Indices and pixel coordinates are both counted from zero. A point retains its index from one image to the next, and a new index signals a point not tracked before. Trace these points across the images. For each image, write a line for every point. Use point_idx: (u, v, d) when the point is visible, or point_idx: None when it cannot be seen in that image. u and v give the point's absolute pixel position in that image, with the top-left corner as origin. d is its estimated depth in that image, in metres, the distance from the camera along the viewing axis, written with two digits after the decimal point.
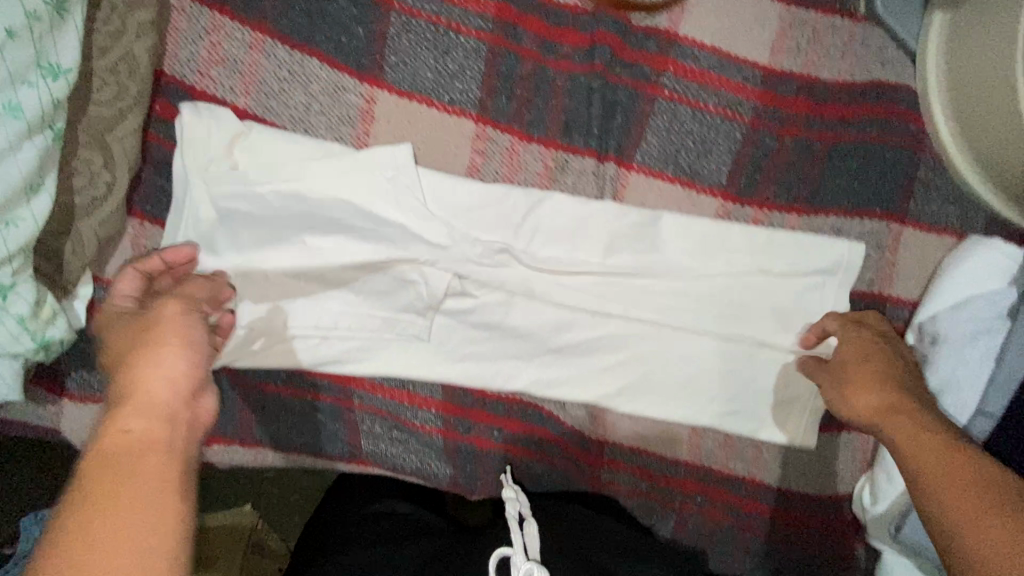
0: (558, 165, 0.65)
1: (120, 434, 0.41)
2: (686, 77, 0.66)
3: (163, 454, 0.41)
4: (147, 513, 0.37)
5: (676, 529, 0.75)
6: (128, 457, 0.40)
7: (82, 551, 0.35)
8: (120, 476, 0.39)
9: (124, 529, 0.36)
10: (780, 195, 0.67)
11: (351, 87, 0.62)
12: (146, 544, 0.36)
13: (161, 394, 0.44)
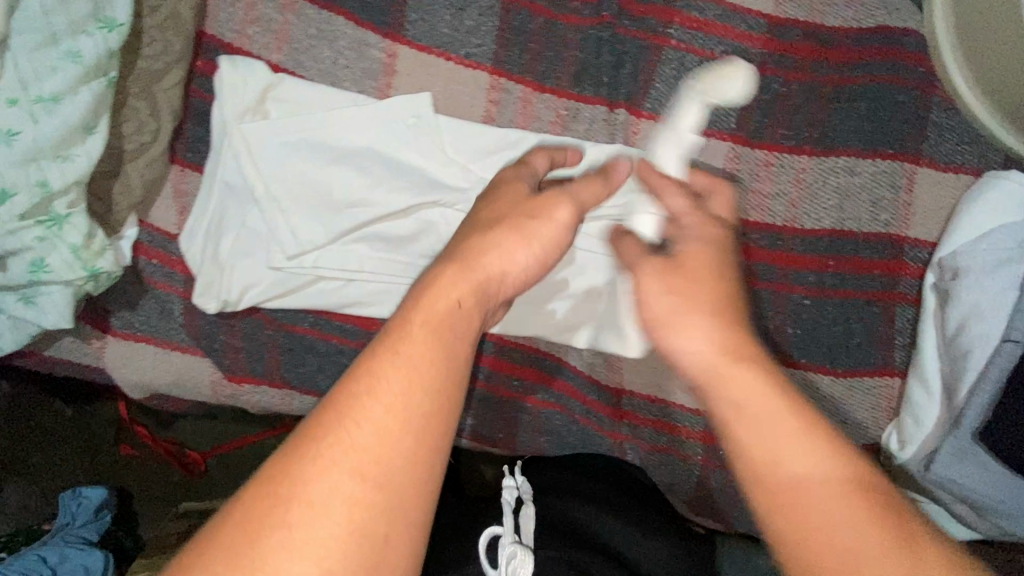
0: (570, 113, 0.68)
1: (445, 301, 0.43)
2: (691, 28, 0.68)
3: (468, 339, 0.43)
4: (448, 378, 0.40)
5: (701, 484, 0.74)
6: (448, 327, 0.42)
7: (379, 409, 0.38)
8: (440, 340, 0.41)
9: (429, 386, 0.39)
10: (790, 138, 0.68)
11: (375, 43, 0.66)
12: (444, 405, 0.39)
13: (491, 276, 0.46)
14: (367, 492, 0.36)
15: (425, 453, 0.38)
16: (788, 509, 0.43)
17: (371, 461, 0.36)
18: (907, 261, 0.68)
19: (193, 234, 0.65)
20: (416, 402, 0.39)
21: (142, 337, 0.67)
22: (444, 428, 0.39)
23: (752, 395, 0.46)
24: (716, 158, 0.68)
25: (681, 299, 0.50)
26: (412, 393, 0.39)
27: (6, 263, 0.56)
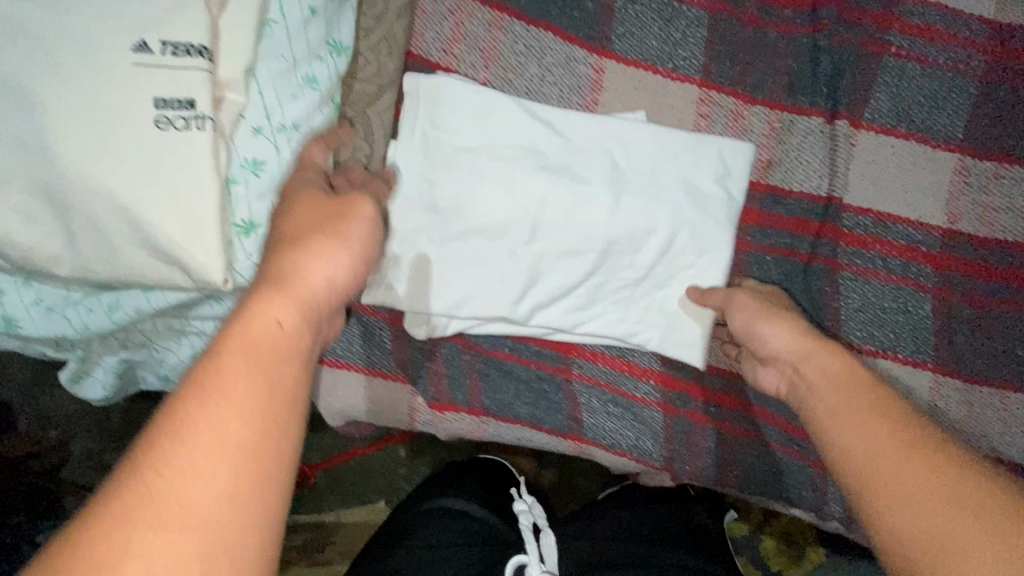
0: (784, 126, 0.65)
1: (265, 319, 0.38)
2: (913, 34, 0.64)
3: (293, 358, 0.38)
4: (276, 398, 0.36)
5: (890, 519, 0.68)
6: (268, 349, 0.37)
7: (186, 443, 0.32)
8: (256, 363, 0.36)
9: (255, 415, 0.34)
10: (1021, 148, 0.64)
11: (584, 60, 0.65)
12: (274, 422, 0.35)
13: (314, 287, 0.42)
14: (178, 536, 0.31)
15: (254, 488, 0.33)
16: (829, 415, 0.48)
17: (185, 517, 0.31)
18: None
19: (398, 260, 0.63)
20: (233, 436, 0.33)
21: (348, 363, 0.67)
22: (273, 452, 0.34)
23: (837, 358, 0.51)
24: (941, 170, 0.65)
25: (769, 303, 0.58)
26: (223, 427, 0.33)
27: (243, 295, 0.56)
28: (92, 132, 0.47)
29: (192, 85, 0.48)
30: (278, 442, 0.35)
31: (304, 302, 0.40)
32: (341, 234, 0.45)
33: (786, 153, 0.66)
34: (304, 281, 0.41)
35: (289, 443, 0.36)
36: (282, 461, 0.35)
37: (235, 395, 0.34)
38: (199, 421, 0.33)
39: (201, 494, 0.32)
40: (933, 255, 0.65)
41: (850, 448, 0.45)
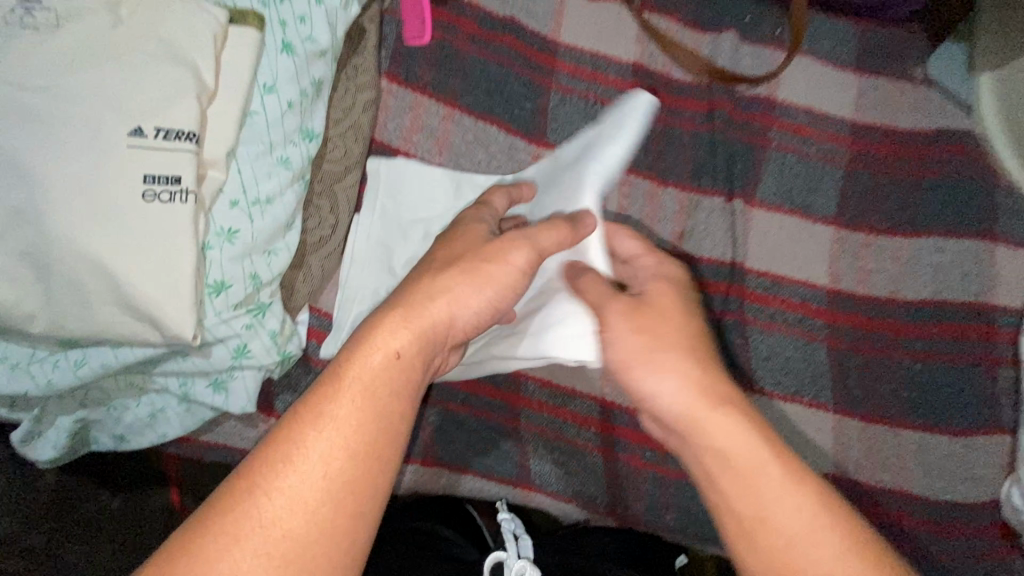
0: (693, 203, 0.77)
1: (384, 359, 0.46)
2: (789, 132, 0.80)
3: (402, 399, 0.45)
4: (381, 429, 0.44)
5: None
6: (382, 381, 0.45)
7: (302, 469, 0.41)
8: (374, 402, 0.44)
9: (361, 442, 0.43)
10: (884, 221, 0.78)
11: (523, 147, 0.76)
12: (375, 461, 0.43)
13: (433, 321, 0.48)
14: (280, 554, 0.39)
15: (351, 507, 0.41)
16: (776, 550, 0.45)
17: (293, 518, 0.40)
18: (1001, 327, 0.76)
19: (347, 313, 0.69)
20: (340, 456, 0.42)
21: None
22: (370, 489, 0.42)
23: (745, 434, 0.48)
24: (822, 240, 0.77)
25: (648, 339, 0.52)
26: (336, 449, 0.42)
27: (208, 350, 0.60)
28: (84, 204, 0.53)
29: (180, 164, 0.55)
30: (375, 479, 0.43)
31: (424, 341, 0.48)
32: (476, 269, 0.51)
33: (697, 226, 0.77)
34: (429, 317, 0.48)
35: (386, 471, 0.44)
36: (376, 488, 0.43)
37: (349, 431, 0.43)
38: (315, 453, 0.42)
39: (305, 517, 0.40)
40: (824, 310, 0.76)
41: None
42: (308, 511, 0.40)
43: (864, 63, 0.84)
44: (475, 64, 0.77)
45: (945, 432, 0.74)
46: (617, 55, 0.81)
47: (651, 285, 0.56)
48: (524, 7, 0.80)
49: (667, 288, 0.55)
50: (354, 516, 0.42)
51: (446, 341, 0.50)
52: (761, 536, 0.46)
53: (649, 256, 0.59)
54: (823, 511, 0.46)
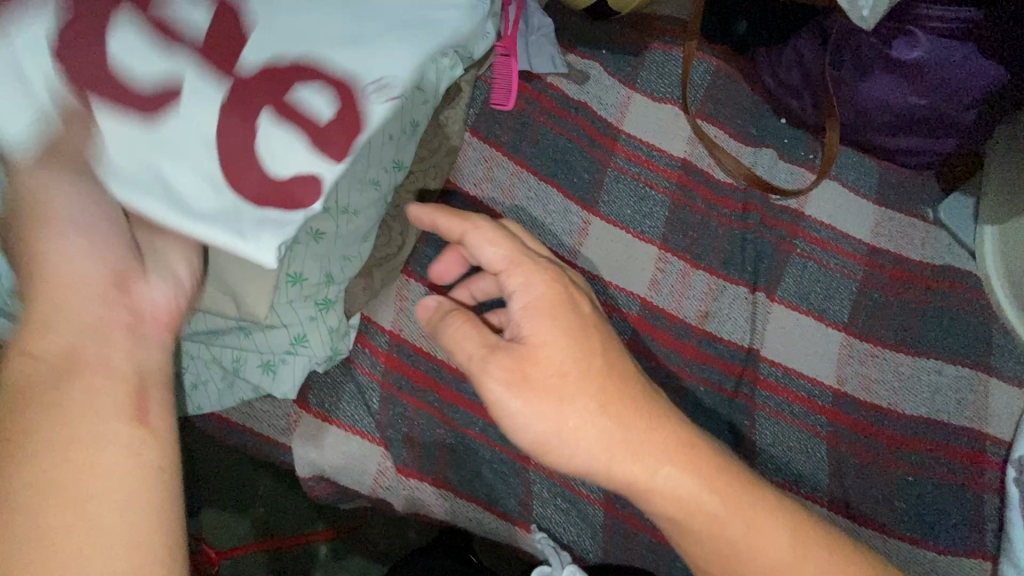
0: (719, 288, 0.85)
1: (44, 351, 0.42)
2: (812, 242, 0.89)
3: (99, 362, 0.43)
4: (84, 417, 0.40)
5: None
6: (50, 382, 0.41)
7: (2, 494, 0.37)
8: (51, 387, 0.41)
9: (61, 444, 0.39)
10: (890, 337, 0.85)
11: (576, 212, 0.85)
12: (93, 422, 0.40)
13: (56, 278, 0.44)
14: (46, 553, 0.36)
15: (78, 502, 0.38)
16: (726, 559, 0.57)
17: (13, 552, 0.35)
18: (989, 455, 0.81)
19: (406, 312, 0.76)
20: (60, 461, 0.38)
21: (330, 419, 0.73)
22: (111, 447, 0.40)
23: (684, 479, 0.56)
24: (832, 342, 0.84)
25: (556, 398, 0.54)
26: (28, 452, 0.38)
27: (271, 332, 0.66)
28: None
29: None
30: (103, 435, 0.40)
31: (108, 308, 0.46)
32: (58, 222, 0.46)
33: (719, 309, 0.84)
34: (63, 285, 0.44)
35: (113, 444, 0.40)
36: (123, 430, 0.41)
37: (26, 428, 0.39)
38: (12, 473, 0.37)
39: (47, 521, 0.36)
40: (827, 409, 0.81)
41: None
42: (48, 516, 0.37)
43: (884, 196, 0.95)
44: (547, 135, 0.88)
45: (931, 548, 0.76)
46: (669, 149, 0.92)
47: (529, 326, 0.55)
48: (596, 96, 0.92)
49: (543, 326, 0.55)
50: (107, 472, 0.39)
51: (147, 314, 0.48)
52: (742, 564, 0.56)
53: (517, 269, 0.56)
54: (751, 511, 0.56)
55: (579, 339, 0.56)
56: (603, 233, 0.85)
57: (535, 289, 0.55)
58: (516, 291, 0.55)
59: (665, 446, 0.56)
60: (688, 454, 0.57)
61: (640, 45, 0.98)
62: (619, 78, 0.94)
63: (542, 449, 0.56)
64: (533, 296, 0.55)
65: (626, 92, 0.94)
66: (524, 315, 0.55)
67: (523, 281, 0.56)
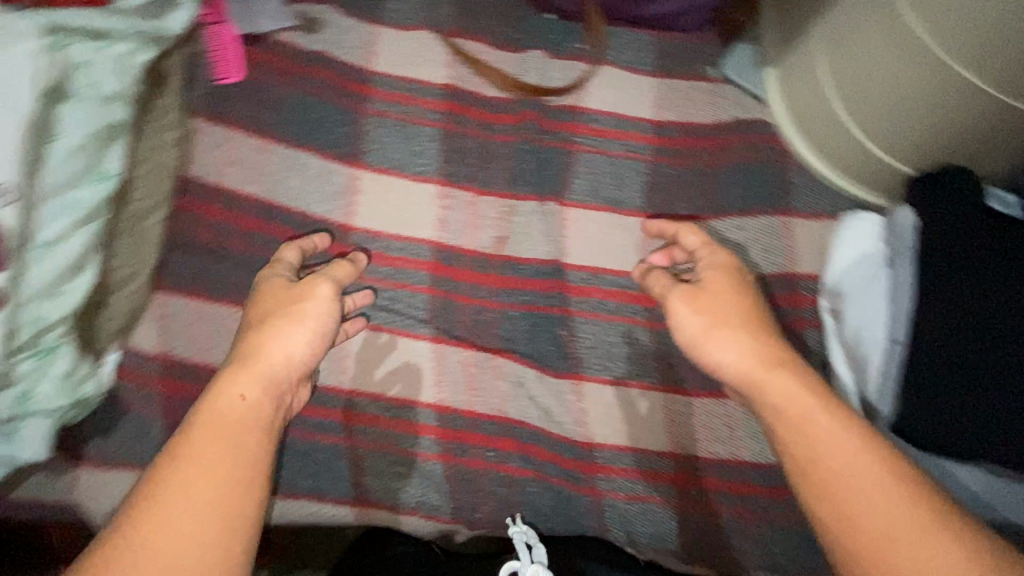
0: (511, 210, 0.82)
1: (232, 400, 0.56)
2: (594, 136, 0.86)
3: (256, 428, 0.56)
4: (227, 466, 0.53)
5: (650, 524, 0.79)
6: (233, 430, 0.55)
7: (172, 506, 0.50)
8: (223, 436, 0.54)
9: (203, 490, 0.51)
10: (688, 209, 0.85)
11: (339, 171, 0.78)
12: (236, 480, 0.52)
13: (273, 363, 0.60)
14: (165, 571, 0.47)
15: (190, 535, 0.49)
16: (838, 498, 0.54)
17: (147, 549, 0.48)
18: (804, 293, 0.82)
19: (222, 332, 0.71)
20: (198, 501, 0.51)
21: (119, 463, 0.69)
22: (240, 501, 0.52)
23: (797, 387, 0.59)
24: (632, 231, 0.83)
25: (711, 316, 0.66)
26: (197, 484, 0.51)
27: None
28: None
29: None
30: (227, 493, 0.52)
31: (270, 384, 0.59)
32: (297, 317, 0.63)
33: (515, 231, 0.81)
34: (272, 355, 0.60)
35: (229, 498, 0.51)
36: (248, 496, 0.52)
37: (215, 470, 0.52)
38: (173, 490, 0.51)
39: (181, 540, 0.49)
40: (641, 296, 0.81)
41: (868, 525, 0.52)
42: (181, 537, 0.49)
43: (665, 67, 0.91)
44: (287, 98, 0.79)
45: None
46: (427, 78, 0.85)
47: (706, 272, 0.71)
48: (335, 41, 0.84)
49: (720, 274, 0.70)
50: (225, 524, 0.50)
51: (283, 381, 0.60)
52: (822, 473, 0.55)
53: (706, 249, 0.73)
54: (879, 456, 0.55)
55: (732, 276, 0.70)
56: (376, 185, 0.79)
57: (721, 258, 0.71)
58: (697, 249, 0.73)
59: (767, 346, 0.63)
60: (782, 361, 0.61)
61: None
62: (356, 13, 0.85)
63: (692, 349, 0.67)
64: (718, 281, 0.69)
65: (370, 27, 0.85)
66: (705, 266, 0.71)
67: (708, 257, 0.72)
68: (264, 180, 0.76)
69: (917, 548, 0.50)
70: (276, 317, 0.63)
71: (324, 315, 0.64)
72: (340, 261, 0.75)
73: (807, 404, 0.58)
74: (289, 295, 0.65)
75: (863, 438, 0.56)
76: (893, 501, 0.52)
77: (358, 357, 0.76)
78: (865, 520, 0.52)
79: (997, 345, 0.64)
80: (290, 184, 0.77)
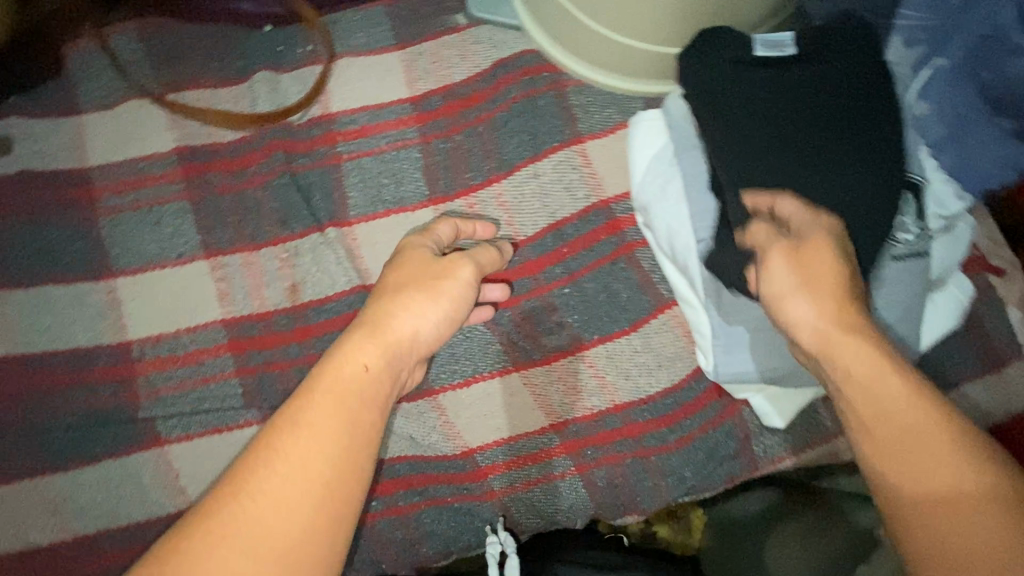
0: (292, 252, 0.75)
1: (358, 365, 0.53)
2: (353, 139, 0.79)
3: (374, 403, 0.52)
4: (336, 444, 0.48)
5: (565, 500, 0.75)
6: (354, 394, 0.51)
7: (284, 472, 0.46)
8: (344, 403, 0.50)
9: (318, 459, 0.47)
10: (477, 176, 0.78)
11: (94, 288, 0.71)
12: (350, 458, 0.48)
13: (400, 337, 0.57)
14: (266, 551, 0.43)
15: (299, 511, 0.45)
16: (893, 456, 0.49)
17: (247, 520, 0.44)
18: (621, 216, 0.77)
19: (32, 507, 0.66)
20: (317, 471, 0.46)
21: None
22: (349, 483, 0.47)
23: (879, 361, 0.52)
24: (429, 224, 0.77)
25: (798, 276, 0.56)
26: (313, 454, 0.47)
27: None
28: None
29: None
30: (336, 468, 0.47)
31: (394, 359, 0.56)
32: (428, 286, 0.60)
33: (305, 272, 0.74)
34: (398, 325, 0.57)
35: (347, 483, 0.47)
36: (356, 481, 0.48)
37: (331, 439, 0.48)
38: (289, 450, 0.47)
39: (279, 513, 0.44)
40: None
41: (920, 491, 0.48)
42: (286, 509, 0.45)
43: (404, 35, 0.83)
44: (5, 234, 0.72)
45: (617, 336, 0.76)
46: (155, 151, 0.77)
47: (810, 233, 0.58)
48: (35, 150, 0.75)
49: (825, 249, 0.57)
50: (331, 506, 0.46)
51: (408, 355, 0.58)
52: (883, 436, 0.50)
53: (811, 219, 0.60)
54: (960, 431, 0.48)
55: (843, 251, 0.57)
56: (140, 287, 0.72)
57: (824, 228, 0.59)
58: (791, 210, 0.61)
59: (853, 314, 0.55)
60: (853, 327, 0.54)
61: (48, 55, 0.78)
62: (48, 113, 0.76)
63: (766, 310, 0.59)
64: (827, 244, 0.57)
65: (69, 121, 0.76)
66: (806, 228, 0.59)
67: (823, 229, 0.58)
68: (15, 332, 0.69)
69: (956, 510, 0.46)
70: (406, 282, 0.61)
71: (455, 288, 0.62)
72: (132, 383, 0.70)
73: (896, 383, 0.50)
74: (426, 259, 0.63)
75: (936, 405, 0.50)
76: (940, 457, 0.48)
77: (185, 472, 0.68)
78: (914, 488, 0.48)
79: (824, 178, 0.61)
80: (45, 324, 0.70)
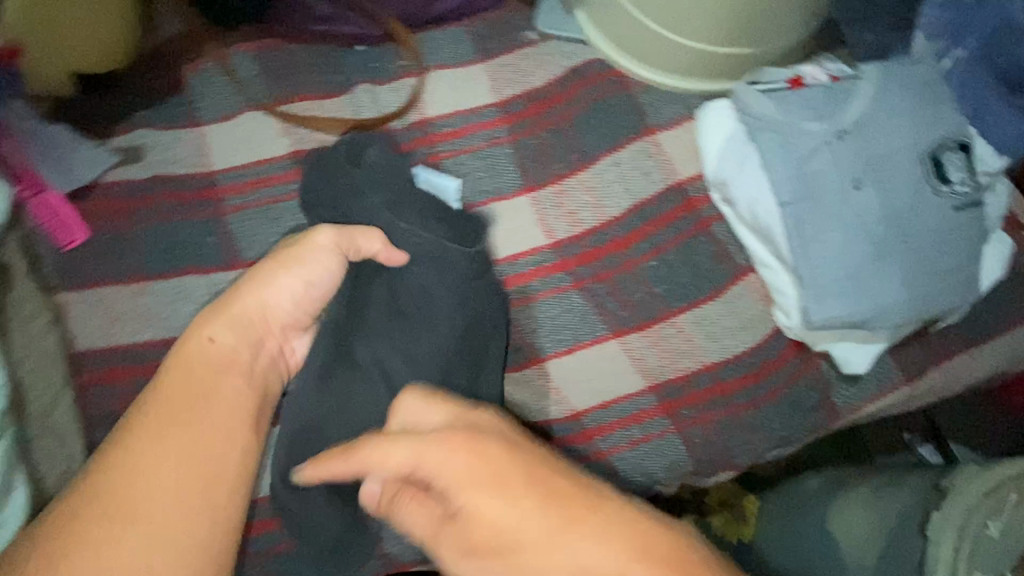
0: None
1: (206, 352, 0.63)
2: (450, 139, 0.88)
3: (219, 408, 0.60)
4: (190, 463, 0.56)
5: (671, 455, 0.79)
6: (192, 406, 0.59)
7: (142, 487, 0.54)
8: (186, 423, 0.58)
9: (162, 482, 0.54)
10: (563, 166, 0.87)
11: (225, 278, 0.77)
12: (216, 467, 0.57)
13: (227, 343, 0.64)
14: (181, 525, 0.53)
15: (176, 513, 0.53)
16: (554, 540, 0.46)
17: (110, 531, 0.51)
18: (697, 196, 0.86)
19: None
20: (178, 481, 0.55)
21: None
22: (229, 478, 0.57)
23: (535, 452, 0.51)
24: (525, 210, 0.85)
25: None
26: (165, 469, 0.55)
27: None
28: None
29: None
30: (215, 472, 0.57)
31: (237, 354, 0.64)
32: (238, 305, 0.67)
33: None
34: (212, 344, 0.63)
35: (221, 487, 0.56)
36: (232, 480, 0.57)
37: (189, 451, 0.57)
38: (148, 471, 0.55)
39: (141, 514, 0.53)
40: (557, 264, 0.84)
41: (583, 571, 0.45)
42: (134, 526, 0.52)
43: (486, 49, 0.93)
44: (141, 232, 0.78)
45: (702, 302, 0.83)
46: (271, 155, 0.84)
47: None
48: (164, 157, 0.82)
49: None
50: (227, 490, 0.57)
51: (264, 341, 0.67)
52: (556, 520, 0.46)
53: None
54: (602, 525, 0.46)
55: None
56: None
57: None
58: None
59: None
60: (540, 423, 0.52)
61: (172, 75, 0.86)
62: (173, 124, 0.83)
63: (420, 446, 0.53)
64: None
65: (194, 131, 0.84)
66: None
67: None
68: (155, 320, 0.75)
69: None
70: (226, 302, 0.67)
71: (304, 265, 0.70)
72: None
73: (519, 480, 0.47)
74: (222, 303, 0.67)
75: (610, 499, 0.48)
76: (618, 549, 0.45)
77: None
78: (607, 561, 0.45)
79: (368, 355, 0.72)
80: (184, 312, 0.75)
